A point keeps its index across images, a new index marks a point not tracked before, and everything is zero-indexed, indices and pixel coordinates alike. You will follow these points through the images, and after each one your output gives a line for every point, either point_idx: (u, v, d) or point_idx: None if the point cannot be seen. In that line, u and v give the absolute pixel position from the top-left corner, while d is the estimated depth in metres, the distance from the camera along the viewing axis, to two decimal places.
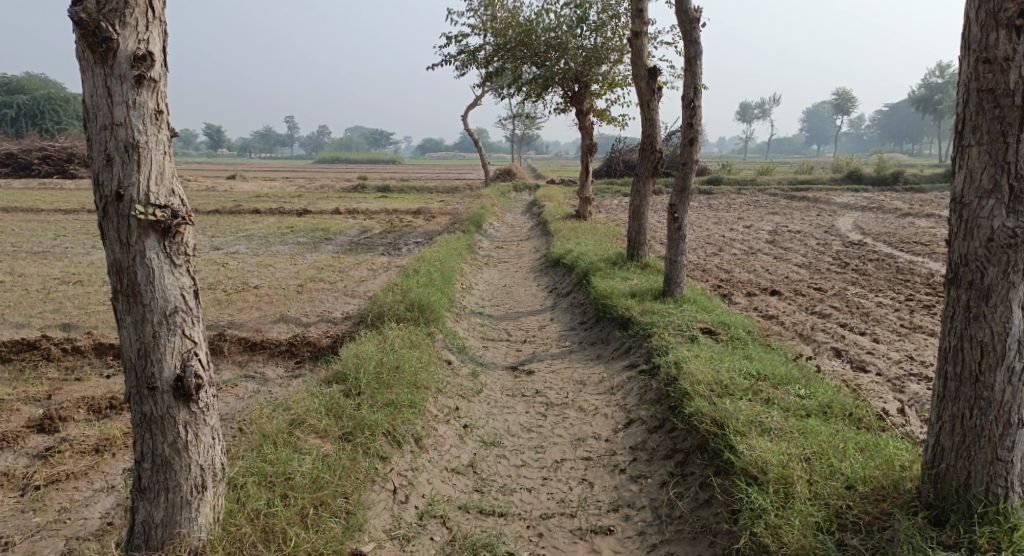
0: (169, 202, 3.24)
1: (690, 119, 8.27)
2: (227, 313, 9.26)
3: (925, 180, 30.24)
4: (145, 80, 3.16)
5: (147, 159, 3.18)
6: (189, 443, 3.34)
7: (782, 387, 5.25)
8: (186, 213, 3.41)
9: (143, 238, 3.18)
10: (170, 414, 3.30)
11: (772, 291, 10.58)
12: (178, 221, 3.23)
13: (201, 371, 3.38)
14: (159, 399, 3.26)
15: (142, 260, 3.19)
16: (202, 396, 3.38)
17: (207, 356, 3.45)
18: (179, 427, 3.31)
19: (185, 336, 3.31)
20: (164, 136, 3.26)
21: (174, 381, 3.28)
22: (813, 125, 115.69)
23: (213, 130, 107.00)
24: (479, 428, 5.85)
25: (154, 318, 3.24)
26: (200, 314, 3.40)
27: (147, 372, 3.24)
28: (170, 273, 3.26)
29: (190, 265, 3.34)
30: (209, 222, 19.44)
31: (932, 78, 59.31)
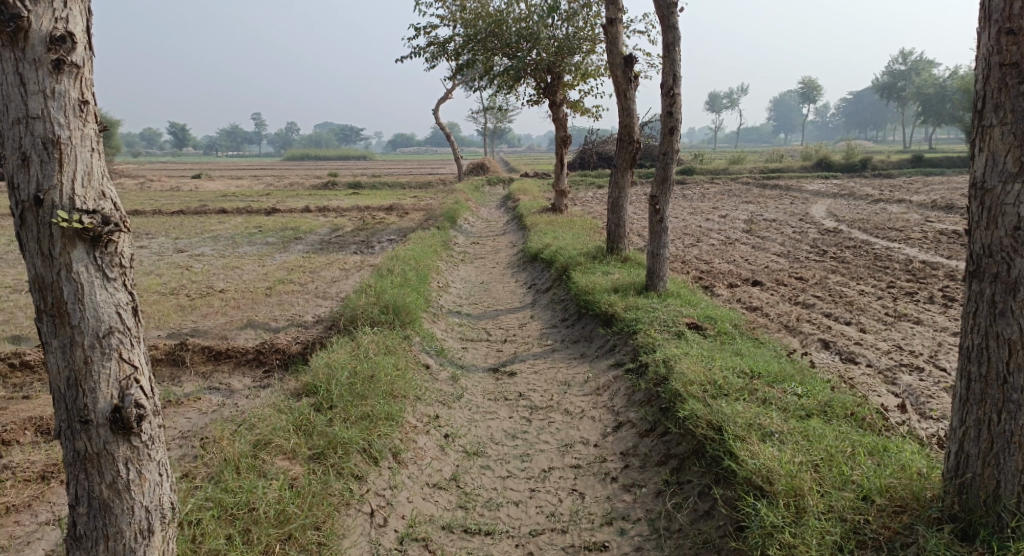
0: (99, 207, 2.94)
1: (669, 107, 8.00)
2: (191, 319, 8.81)
3: (893, 166, 30.51)
4: (66, 66, 2.87)
5: (72, 157, 2.87)
6: (131, 483, 3.01)
7: (778, 386, 5.01)
8: (121, 219, 3.11)
9: (69, 249, 2.87)
10: (108, 450, 2.97)
11: (753, 282, 10.39)
12: (109, 229, 2.93)
13: (142, 400, 3.06)
14: (94, 433, 2.94)
15: (68, 275, 2.88)
16: (145, 428, 3.06)
17: (149, 383, 3.13)
18: (118, 465, 2.98)
19: (122, 361, 2.99)
20: (91, 131, 2.95)
21: (110, 413, 2.96)
22: (780, 113, 116.81)
23: (178, 129, 104.77)
24: (460, 437, 5.53)
25: (85, 341, 2.92)
26: (140, 335, 3.09)
27: (79, 403, 2.92)
28: (102, 289, 2.95)
29: (125, 279, 3.04)
30: (173, 224, 18.83)
31: (896, 65, 60.02)
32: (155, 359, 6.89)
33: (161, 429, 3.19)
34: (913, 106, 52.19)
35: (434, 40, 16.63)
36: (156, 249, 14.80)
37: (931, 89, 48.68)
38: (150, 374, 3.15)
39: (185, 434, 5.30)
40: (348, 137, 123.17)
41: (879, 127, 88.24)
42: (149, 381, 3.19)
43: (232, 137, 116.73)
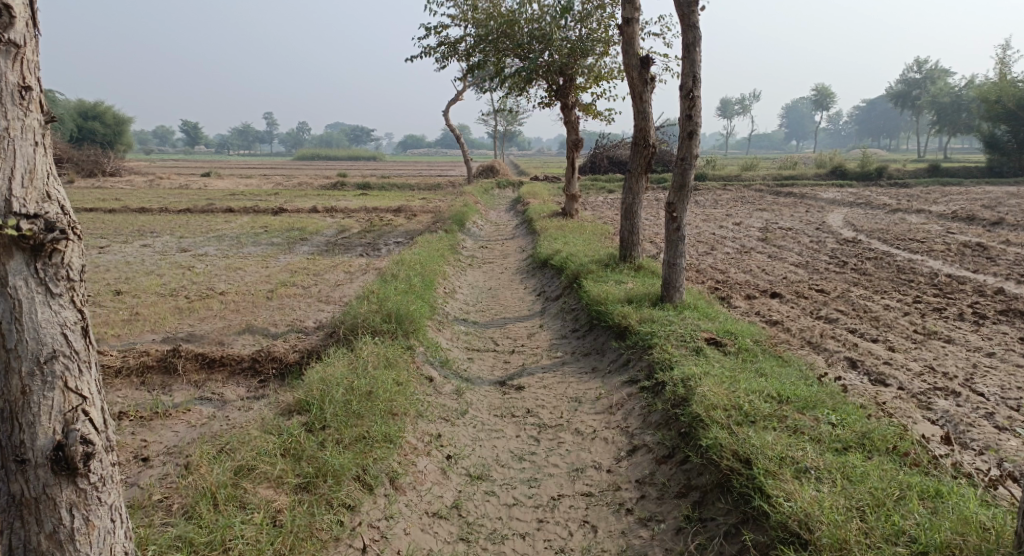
0: (41, 211, 2.87)
1: (689, 110, 7.63)
2: (188, 323, 8.48)
3: (909, 175, 29.95)
4: (6, 47, 2.81)
5: (11, 152, 2.81)
6: (76, 532, 2.93)
7: (809, 412, 4.63)
8: (72, 222, 3.05)
9: (6, 258, 2.80)
10: (48, 494, 2.89)
11: (771, 293, 10.01)
12: (50, 236, 2.86)
13: (89, 436, 2.98)
14: (33, 475, 2.86)
15: (5, 289, 2.82)
16: (91, 468, 2.98)
17: (98, 414, 3.06)
18: (59, 512, 2.90)
19: (65, 391, 2.92)
20: (33, 121, 2.90)
21: (52, 451, 2.89)
22: (793, 120, 116.07)
23: (191, 126, 104.75)
24: (464, 459, 5.17)
25: (24, 368, 2.86)
26: (87, 361, 3.02)
27: (17, 440, 2.86)
28: (45, 306, 2.89)
29: (70, 295, 2.97)
30: (178, 222, 18.56)
31: (911, 73, 59.30)
32: (147, 366, 6.54)
33: (112, 465, 3.12)
34: (929, 115, 51.48)
35: (444, 39, 16.32)
36: (158, 248, 14.53)
37: (947, 98, 47.96)
38: (99, 402, 3.09)
39: (171, 452, 4.96)
40: (359, 137, 123.19)
41: (893, 135, 87.44)
42: (101, 410, 3.13)
43: (244, 136, 116.99)
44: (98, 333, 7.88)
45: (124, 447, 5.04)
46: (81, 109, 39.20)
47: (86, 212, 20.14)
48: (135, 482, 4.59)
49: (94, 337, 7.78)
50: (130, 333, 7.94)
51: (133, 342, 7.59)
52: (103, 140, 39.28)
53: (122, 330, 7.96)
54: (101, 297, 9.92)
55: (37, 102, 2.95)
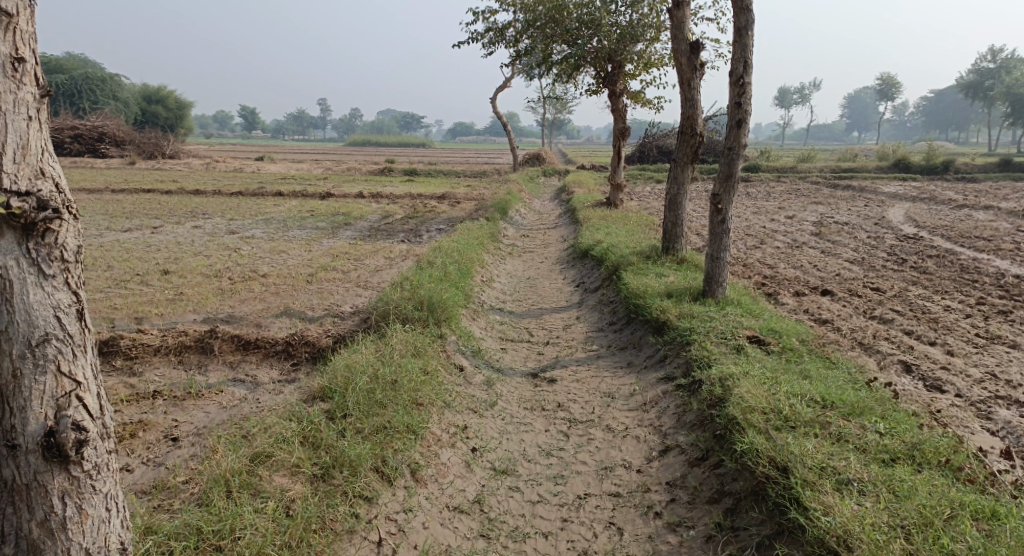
0: (33, 189, 2.93)
1: (739, 97, 7.30)
2: (228, 304, 8.56)
3: (978, 169, 28.53)
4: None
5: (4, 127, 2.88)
6: (69, 520, 3.00)
7: (854, 419, 4.36)
8: (66, 201, 3.11)
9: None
10: (40, 481, 2.95)
11: (822, 291, 9.61)
12: (43, 215, 2.94)
13: (82, 424, 3.04)
14: (24, 460, 2.92)
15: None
16: (84, 456, 3.04)
17: (93, 400, 3.12)
18: (51, 500, 2.96)
19: (58, 375, 2.99)
20: (25, 94, 2.95)
21: (43, 437, 2.95)
22: (854, 111, 112.14)
23: (249, 111, 107.00)
24: (490, 452, 5.05)
25: (16, 351, 2.92)
26: (81, 346, 3.08)
27: (8, 425, 2.91)
28: (37, 289, 2.95)
29: (63, 275, 3.04)
30: (229, 205, 18.91)
31: (984, 62, 56.46)
32: (184, 346, 6.57)
33: (108, 453, 3.18)
34: (1001, 106, 48.97)
35: (492, 25, 16.14)
36: (208, 229, 14.82)
37: (1022, 89, 45.48)
38: (95, 388, 3.15)
39: (200, 432, 4.93)
40: (410, 124, 124.08)
41: (961, 128, 83.68)
42: (97, 397, 3.19)
43: (299, 121, 119.14)
44: (141, 312, 8.01)
45: (156, 425, 5.02)
46: (144, 93, 40.40)
47: (143, 193, 20.68)
48: (164, 461, 4.56)
49: (138, 315, 7.90)
50: (172, 312, 8.04)
51: (173, 322, 7.70)
52: (165, 123, 40.44)
53: (165, 310, 8.07)
54: (148, 276, 10.12)
55: (33, 76, 3.01)
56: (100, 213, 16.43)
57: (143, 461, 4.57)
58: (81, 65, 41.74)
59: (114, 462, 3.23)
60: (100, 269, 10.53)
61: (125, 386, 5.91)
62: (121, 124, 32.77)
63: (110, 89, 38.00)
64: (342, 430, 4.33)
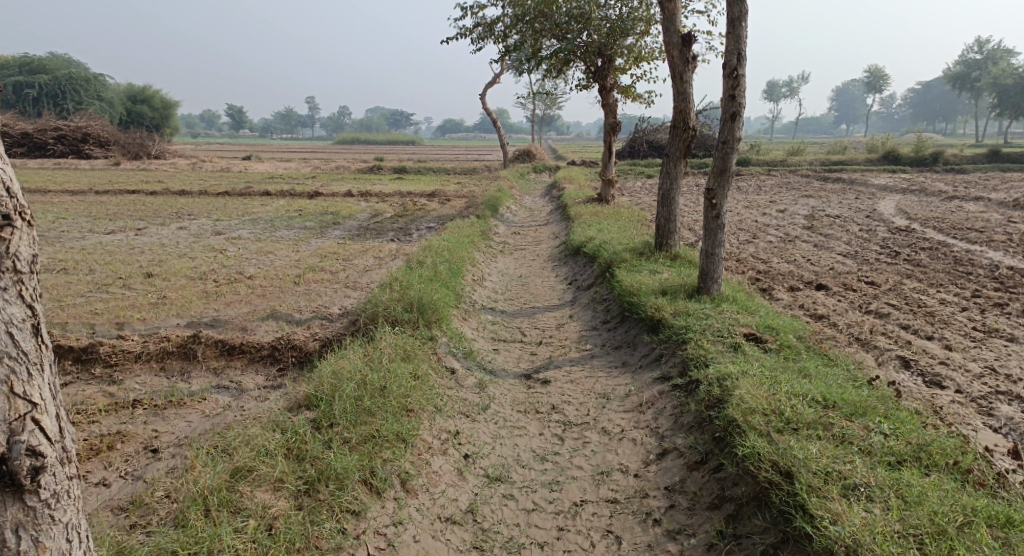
0: None
1: (732, 90, 7.17)
2: (213, 308, 8.36)
3: (967, 161, 28.59)
4: None
5: None
6: (26, 551, 2.91)
7: (857, 420, 4.25)
8: (23, 214, 3.02)
9: None
10: None
11: (817, 285, 9.50)
12: None
13: (40, 448, 2.94)
14: None
15: None
16: (42, 482, 2.94)
17: (50, 422, 3.01)
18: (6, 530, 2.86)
19: (13, 398, 2.88)
20: None
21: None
22: (842, 104, 112.51)
23: (236, 110, 106.17)
24: (483, 458, 4.90)
25: None
26: (36, 365, 2.97)
27: None
28: None
29: (18, 291, 2.94)
30: (216, 205, 18.66)
31: (969, 53, 56.69)
32: (167, 352, 6.37)
33: (67, 479, 3.08)
34: (988, 98, 49.18)
35: (481, 20, 15.96)
36: (194, 230, 14.58)
37: (1009, 80, 45.57)
38: (53, 410, 3.05)
39: (181, 443, 4.76)
40: (399, 122, 123.54)
41: (948, 119, 84.07)
42: (57, 419, 3.09)
43: (287, 120, 118.38)
44: (123, 317, 7.81)
45: (135, 436, 4.84)
46: (129, 93, 39.94)
47: (128, 194, 20.38)
48: (142, 475, 4.40)
49: (120, 320, 7.70)
50: (155, 316, 7.84)
51: (157, 326, 7.50)
52: (151, 123, 40.01)
53: (148, 314, 7.87)
54: (132, 279, 9.90)
55: None
56: (84, 215, 16.16)
57: (121, 474, 4.41)
58: (65, 65, 41.24)
59: (75, 489, 3.13)
60: (82, 272, 10.29)
61: (105, 395, 5.73)
62: (105, 124, 32.39)
63: (94, 89, 37.51)
64: (328, 440, 4.19)
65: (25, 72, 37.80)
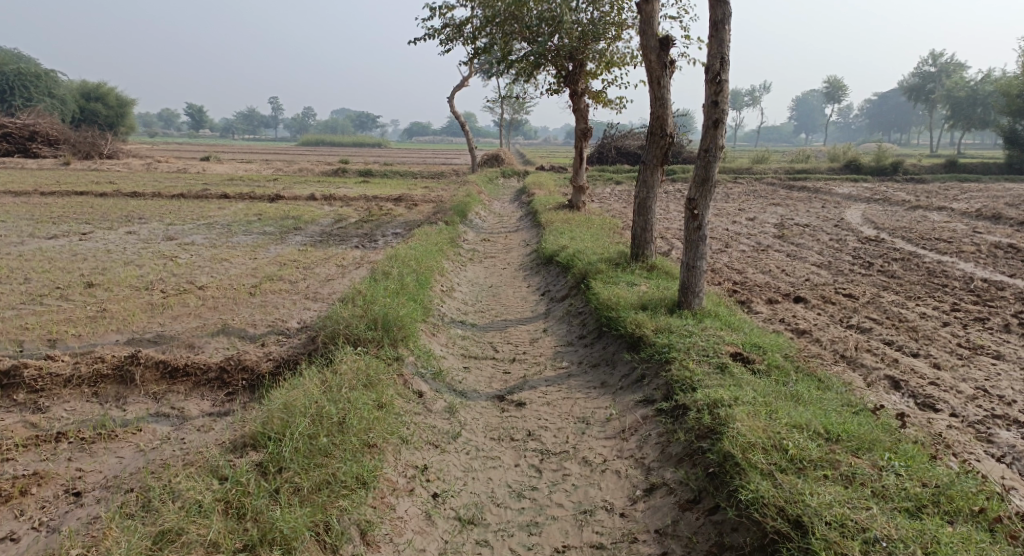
0: None
1: (714, 96, 6.83)
2: (159, 321, 7.72)
3: (926, 170, 29.03)
4: None
5: None
6: None
7: (866, 456, 3.96)
8: None
9: None
10: None
11: (795, 298, 9.23)
12: None
13: None
14: None
15: None
16: None
17: None
18: None
19: None
20: None
21: None
22: (802, 113, 114.60)
23: (196, 110, 103.86)
24: (453, 496, 4.47)
25: None
26: None
27: None
28: None
29: None
30: (170, 208, 17.80)
31: (924, 66, 58.03)
32: (101, 375, 5.75)
33: None
34: (940, 109, 50.35)
35: (449, 21, 15.49)
36: (144, 235, 13.78)
37: (961, 92, 46.60)
38: None
39: (108, 485, 4.23)
40: (364, 124, 122.20)
41: (903, 129, 86.17)
42: None
43: (249, 121, 116.13)
44: (56, 333, 7.15)
45: (54, 478, 4.28)
46: (82, 91, 38.36)
47: (76, 195, 19.36)
48: (58, 526, 3.89)
49: (53, 337, 7.04)
50: (92, 332, 7.19)
51: (94, 344, 6.88)
52: (106, 122, 38.49)
53: (85, 330, 7.22)
54: (71, 289, 9.17)
55: None
56: (26, 218, 15.22)
57: (33, 526, 3.90)
58: (13, 59, 39.46)
59: None
60: (17, 281, 9.54)
61: (27, 426, 5.12)
62: (55, 121, 31.06)
63: (46, 85, 35.99)
64: (277, 488, 3.74)
65: None
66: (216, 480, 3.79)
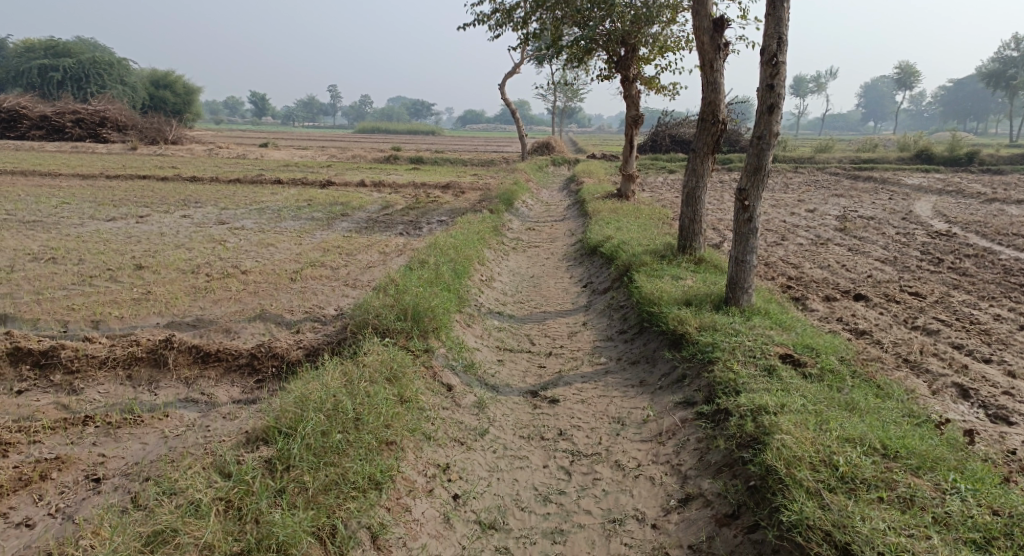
0: None
1: (770, 79, 6.40)
2: (198, 305, 7.74)
3: (1004, 161, 27.35)
4: None
5: None
6: None
7: (927, 476, 3.60)
8: None
9: None
10: None
11: (855, 295, 8.68)
12: None
13: None
14: None
15: None
16: None
17: None
18: None
19: None
20: None
21: None
22: (871, 100, 109.95)
23: (259, 97, 106.41)
24: (475, 498, 4.34)
25: None
26: None
27: None
28: None
29: None
30: (224, 193, 18.09)
31: (1005, 50, 54.70)
32: (135, 358, 5.73)
33: None
34: None
35: (500, 6, 15.20)
36: (196, 219, 14.00)
37: None
38: None
39: (127, 473, 4.25)
40: (420, 111, 123.09)
41: (980, 118, 81.69)
42: None
43: (310, 108, 118.32)
44: (100, 314, 7.23)
45: (74, 463, 4.33)
46: (152, 78, 39.53)
47: (138, 179, 19.88)
48: (73, 514, 3.94)
49: (96, 318, 7.12)
50: (134, 315, 7.24)
51: (133, 326, 6.93)
52: (173, 109, 39.62)
53: (126, 312, 7.27)
54: (120, 271, 9.31)
55: None
56: (88, 201, 15.68)
57: (49, 512, 3.95)
58: (89, 47, 40.91)
59: None
60: (70, 262, 9.73)
61: (58, 408, 5.15)
62: (123, 108, 32.05)
63: (118, 73, 37.17)
64: (282, 489, 3.73)
65: (50, 55, 37.64)
66: (221, 477, 3.80)
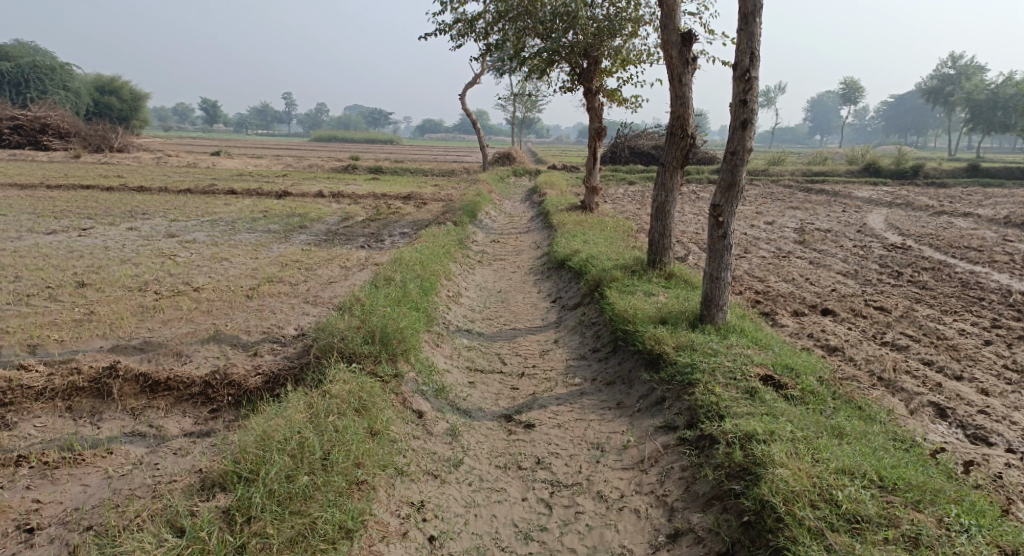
0: None
1: (743, 95, 6.29)
2: (147, 325, 7.27)
3: (947, 174, 28.26)
4: None
5: None
6: None
7: (927, 510, 3.56)
8: None
9: None
10: None
11: (823, 310, 8.67)
12: None
13: None
14: None
15: None
16: None
17: None
18: None
19: None
20: None
21: None
22: (818, 114, 113.18)
23: (210, 104, 103.98)
24: (452, 540, 4.09)
25: None
26: None
27: None
28: None
29: None
30: (174, 203, 17.38)
31: (943, 68, 56.84)
32: (76, 388, 5.30)
33: None
34: (961, 112, 49.18)
35: (461, 16, 14.99)
36: (145, 232, 13.36)
37: (982, 95, 45.44)
38: None
39: (65, 521, 3.92)
40: (376, 120, 121.99)
41: (920, 132, 84.75)
42: None
43: (263, 116, 116.17)
44: (38, 337, 6.72)
45: (5, 512, 3.98)
46: (96, 83, 38.07)
47: (81, 189, 18.99)
48: None
49: (33, 343, 6.61)
50: (76, 338, 6.76)
51: (75, 351, 6.46)
52: (119, 116, 38.25)
53: (67, 335, 6.78)
54: (61, 289, 8.74)
55: None
56: (27, 212, 14.86)
57: None
58: (28, 51, 39.20)
59: None
60: (6, 280, 9.11)
61: None
62: (66, 114, 30.75)
63: (61, 78, 35.70)
64: (243, 544, 3.45)
65: None
66: (172, 534, 3.49)
